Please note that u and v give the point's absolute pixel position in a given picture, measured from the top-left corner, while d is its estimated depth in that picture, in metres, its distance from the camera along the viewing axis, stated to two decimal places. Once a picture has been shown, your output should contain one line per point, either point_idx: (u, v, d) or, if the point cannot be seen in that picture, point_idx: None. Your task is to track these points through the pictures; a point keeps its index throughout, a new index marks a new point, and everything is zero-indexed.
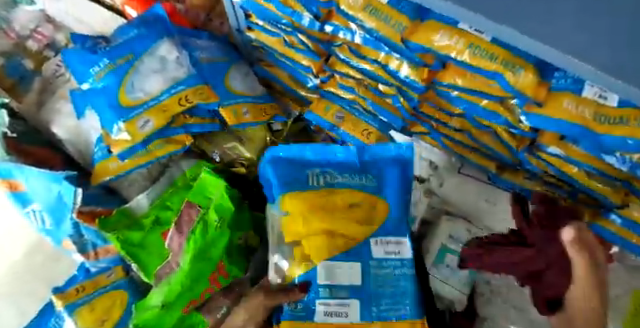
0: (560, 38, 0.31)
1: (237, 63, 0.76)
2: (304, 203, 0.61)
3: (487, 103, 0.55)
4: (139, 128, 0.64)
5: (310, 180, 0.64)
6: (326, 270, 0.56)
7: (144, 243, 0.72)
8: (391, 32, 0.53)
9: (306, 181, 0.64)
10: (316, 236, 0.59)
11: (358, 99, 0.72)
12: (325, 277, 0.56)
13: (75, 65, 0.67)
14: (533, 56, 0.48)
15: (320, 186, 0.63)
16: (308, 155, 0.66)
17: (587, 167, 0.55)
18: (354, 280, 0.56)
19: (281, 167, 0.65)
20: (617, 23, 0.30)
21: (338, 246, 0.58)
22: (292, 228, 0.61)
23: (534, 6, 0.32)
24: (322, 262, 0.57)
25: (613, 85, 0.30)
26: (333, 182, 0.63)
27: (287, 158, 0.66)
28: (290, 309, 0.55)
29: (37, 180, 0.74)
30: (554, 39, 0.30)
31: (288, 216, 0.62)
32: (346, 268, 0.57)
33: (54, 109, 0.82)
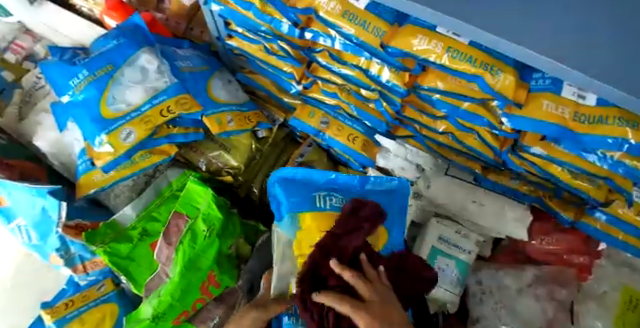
0: (538, 44, 0.33)
1: (219, 71, 0.76)
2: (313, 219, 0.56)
3: (469, 105, 0.56)
4: (122, 139, 0.63)
5: (318, 200, 0.58)
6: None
7: (132, 255, 0.71)
8: (370, 37, 0.53)
9: (313, 203, 0.58)
10: None
11: (341, 104, 0.70)
12: None
13: (55, 78, 0.66)
14: (510, 59, 0.50)
15: (328, 208, 0.57)
16: (314, 177, 0.61)
17: (570, 166, 0.57)
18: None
19: (290, 187, 0.60)
20: (582, 30, 0.33)
21: None
22: (300, 243, 0.56)
23: (506, 13, 0.34)
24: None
25: (584, 82, 0.33)
26: (338, 205, 0.57)
27: (294, 178, 0.61)
28: (294, 315, 0.54)
29: (21, 194, 0.72)
30: (526, 40, 0.33)
31: (301, 233, 0.57)
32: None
33: (34, 122, 0.81)
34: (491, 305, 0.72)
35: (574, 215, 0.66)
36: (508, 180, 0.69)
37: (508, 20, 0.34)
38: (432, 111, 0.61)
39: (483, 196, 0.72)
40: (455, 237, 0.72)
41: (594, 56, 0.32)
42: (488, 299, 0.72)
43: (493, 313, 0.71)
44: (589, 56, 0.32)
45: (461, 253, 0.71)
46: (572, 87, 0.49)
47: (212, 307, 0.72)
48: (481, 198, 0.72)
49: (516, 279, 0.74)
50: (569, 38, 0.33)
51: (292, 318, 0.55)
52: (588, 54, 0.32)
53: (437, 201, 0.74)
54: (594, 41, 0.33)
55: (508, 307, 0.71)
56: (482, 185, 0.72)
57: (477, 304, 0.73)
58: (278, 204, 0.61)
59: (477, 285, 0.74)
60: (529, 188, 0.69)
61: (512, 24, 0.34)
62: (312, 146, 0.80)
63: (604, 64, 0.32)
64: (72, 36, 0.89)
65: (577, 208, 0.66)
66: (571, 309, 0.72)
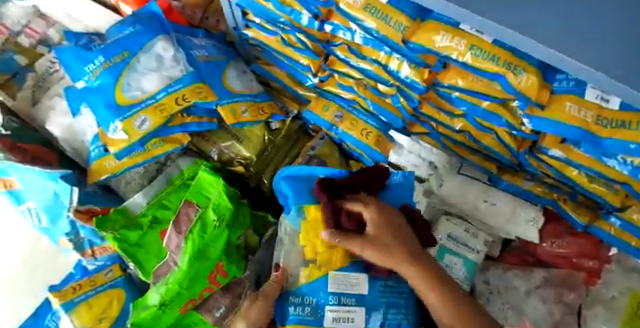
0: (563, 43, 0.31)
1: (234, 61, 0.75)
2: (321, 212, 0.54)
3: (488, 104, 0.55)
4: (136, 127, 0.63)
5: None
6: (334, 279, 0.53)
7: (141, 242, 0.71)
8: (392, 32, 0.53)
9: (318, 196, 0.56)
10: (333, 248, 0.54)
11: (358, 99, 0.70)
12: (334, 286, 0.52)
13: (70, 63, 0.65)
14: (534, 59, 0.49)
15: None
16: (318, 173, 0.59)
17: (589, 171, 0.56)
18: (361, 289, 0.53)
19: (294, 180, 0.58)
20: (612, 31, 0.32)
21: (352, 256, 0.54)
22: (308, 234, 0.55)
23: (532, 11, 0.33)
24: (331, 272, 0.53)
25: (613, 86, 0.31)
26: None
27: (298, 174, 0.59)
28: (295, 313, 0.51)
29: (32, 177, 0.72)
30: (554, 41, 0.31)
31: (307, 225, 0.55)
32: (351, 278, 0.53)
33: (48, 106, 0.81)
34: (498, 306, 0.71)
35: (588, 220, 0.66)
36: (523, 181, 0.68)
37: (531, 17, 0.33)
38: (450, 110, 0.60)
39: (495, 195, 0.71)
40: (464, 236, 0.73)
41: (619, 55, 0.31)
42: (496, 299, 0.72)
43: (500, 312, 0.71)
44: (616, 54, 0.31)
45: (469, 252, 0.72)
46: (596, 90, 0.48)
47: (219, 296, 0.71)
48: (493, 197, 0.71)
49: (525, 281, 0.74)
50: (594, 35, 0.31)
51: (300, 308, 0.51)
52: (615, 52, 0.31)
53: (448, 199, 0.73)
54: (622, 38, 0.31)
55: (515, 308, 0.71)
56: (497, 186, 0.71)
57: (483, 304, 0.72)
58: (284, 198, 0.59)
59: (485, 284, 0.74)
60: (543, 190, 0.68)
61: (533, 18, 0.32)
62: (324, 139, 0.79)
63: (631, 62, 0.31)
64: (85, 21, 0.87)
65: (591, 211, 0.66)
66: (579, 312, 0.71)
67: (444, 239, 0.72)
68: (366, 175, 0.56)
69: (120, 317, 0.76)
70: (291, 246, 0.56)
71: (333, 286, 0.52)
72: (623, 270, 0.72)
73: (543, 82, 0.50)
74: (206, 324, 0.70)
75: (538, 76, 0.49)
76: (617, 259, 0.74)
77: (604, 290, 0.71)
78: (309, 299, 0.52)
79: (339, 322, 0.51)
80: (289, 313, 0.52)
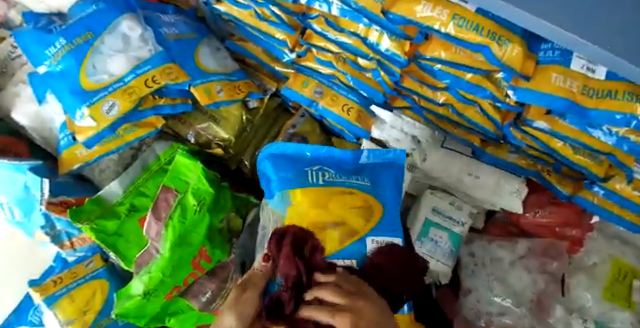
0: (550, 12, 0.29)
1: (207, 38, 0.71)
2: (305, 195, 0.53)
3: (472, 76, 0.54)
4: (105, 112, 0.59)
5: (310, 176, 0.55)
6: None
7: (120, 231, 0.69)
8: (370, 2, 0.50)
9: (304, 178, 0.55)
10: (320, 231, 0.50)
11: (337, 74, 0.67)
12: None
13: (30, 47, 0.61)
14: (519, 28, 0.48)
15: (321, 183, 0.54)
16: (305, 152, 0.58)
17: (574, 142, 0.55)
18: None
19: (281, 163, 0.57)
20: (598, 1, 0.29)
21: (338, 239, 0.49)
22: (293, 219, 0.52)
23: None
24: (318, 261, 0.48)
25: (602, 58, 0.29)
26: (331, 180, 0.55)
27: (284, 153, 0.58)
28: None
29: (1, 171, 0.69)
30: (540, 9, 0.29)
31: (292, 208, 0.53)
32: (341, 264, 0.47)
33: (12, 93, 0.76)
34: (483, 277, 0.72)
35: (571, 190, 0.66)
36: (506, 153, 0.67)
37: None
38: (433, 83, 0.58)
39: (479, 168, 0.70)
40: (449, 209, 0.73)
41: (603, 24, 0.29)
42: (481, 271, 0.73)
43: (485, 283, 0.72)
44: (598, 24, 0.29)
45: (454, 225, 0.72)
46: (582, 59, 0.46)
47: (204, 281, 0.71)
48: (477, 170, 0.70)
49: (509, 252, 0.74)
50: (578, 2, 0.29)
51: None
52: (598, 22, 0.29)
53: (432, 174, 0.71)
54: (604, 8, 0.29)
55: (500, 279, 0.72)
56: (481, 159, 0.70)
57: (469, 276, 0.73)
58: (268, 183, 0.58)
59: (470, 257, 0.75)
60: (527, 162, 0.67)
61: None
62: (305, 116, 0.77)
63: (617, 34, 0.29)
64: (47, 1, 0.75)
65: (575, 182, 0.65)
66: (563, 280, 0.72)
67: (431, 213, 0.72)
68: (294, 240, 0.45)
69: (105, 308, 0.75)
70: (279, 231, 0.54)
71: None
72: (605, 237, 0.74)
73: (528, 52, 0.48)
74: (193, 310, 0.71)
75: (524, 46, 0.47)
76: (600, 227, 0.76)
77: (584, 257, 0.73)
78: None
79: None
80: None
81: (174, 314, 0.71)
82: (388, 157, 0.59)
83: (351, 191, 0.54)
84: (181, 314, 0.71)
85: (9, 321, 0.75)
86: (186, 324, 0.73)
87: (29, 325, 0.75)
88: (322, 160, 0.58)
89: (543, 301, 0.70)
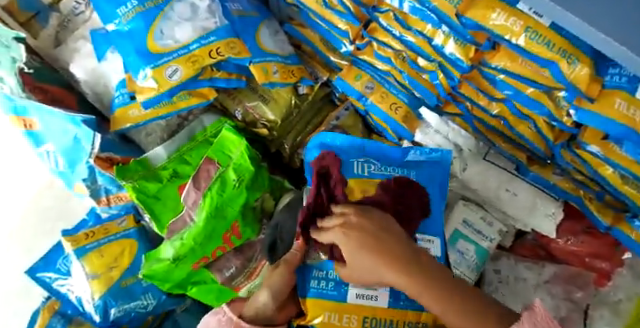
0: (620, 27, 0.26)
1: (268, 19, 0.73)
2: (354, 183, 0.54)
3: (532, 91, 0.54)
4: (167, 76, 0.61)
5: (357, 168, 0.56)
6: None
7: (159, 195, 0.71)
8: (445, 4, 0.50)
9: (351, 169, 0.55)
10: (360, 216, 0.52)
11: (393, 72, 0.68)
12: None
13: (101, 3, 0.63)
14: (590, 48, 0.46)
15: (366, 174, 0.55)
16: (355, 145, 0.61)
17: (623, 171, 0.53)
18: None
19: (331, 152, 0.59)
20: None
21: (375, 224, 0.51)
22: None
23: None
24: None
25: None
26: (377, 173, 0.56)
27: (334, 144, 0.60)
28: (316, 287, 0.51)
29: (53, 120, 0.71)
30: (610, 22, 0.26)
31: None
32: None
33: (71, 48, 0.79)
34: (506, 296, 0.72)
35: (610, 221, 0.64)
36: (550, 174, 0.67)
37: None
38: (491, 92, 0.58)
39: (517, 185, 0.70)
40: (480, 224, 0.73)
41: (606, 14, 0.26)
42: (504, 288, 0.73)
43: (506, 302, 0.72)
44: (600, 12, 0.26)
45: (483, 239, 0.72)
46: None
47: (230, 256, 0.73)
48: (515, 187, 0.70)
49: (535, 274, 0.75)
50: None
51: (320, 282, 0.51)
52: (600, 11, 0.26)
53: (470, 184, 0.72)
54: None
55: (523, 300, 0.72)
56: (523, 177, 0.70)
57: (490, 292, 0.73)
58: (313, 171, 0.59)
59: (495, 273, 0.75)
60: (571, 186, 0.66)
61: None
62: (349, 110, 0.78)
63: (617, 24, 0.26)
64: None
65: (615, 213, 0.64)
66: (585, 312, 0.71)
67: (461, 224, 0.73)
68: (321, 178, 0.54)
69: (132, 267, 0.76)
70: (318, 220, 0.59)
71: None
72: (634, 275, 0.70)
73: (594, 73, 0.47)
74: (215, 283, 0.72)
75: (593, 69, 0.46)
76: (631, 263, 0.72)
77: (611, 292, 0.71)
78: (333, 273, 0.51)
79: (362, 299, 0.50)
80: (310, 286, 0.52)
81: (197, 284, 0.72)
82: (434, 156, 0.61)
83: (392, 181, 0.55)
84: (203, 285, 0.72)
85: (38, 266, 0.78)
86: (207, 296, 0.73)
87: (56, 272, 0.77)
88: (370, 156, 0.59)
89: None
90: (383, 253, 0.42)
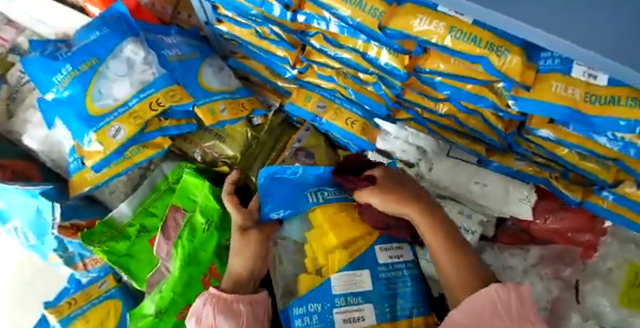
0: (572, 27, 0.26)
1: (210, 57, 0.73)
2: (323, 216, 0.57)
3: (472, 87, 0.54)
4: (111, 137, 0.62)
5: (310, 197, 0.59)
6: (336, 281, 0.54)
7: (131, 252, 0.71)
8: (368, 19, 0.50)
9: (306, 201, 0.58)
10: (333, 252, 0.55)
11: (339, 88, 0.69)
12: (339, 286, 0.53)
13: (36, 73, 0.62)
14: (518, 38, 0.46)
15: (322, 201, 0.58)
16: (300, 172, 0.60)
17: (580, 149, 0.54)
18: (367, 286, 0.54)
19: (283, 188, 0.59)
20: (618, 15, 0.26)
21: (349, 255, 0.55)
22: (314, 241, 0.57)
23: None
24: (333, 275, 0.54)
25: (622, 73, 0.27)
26: (332, 198, 0.59)
27: (284, 176, 0.59)
28: (304, 324, 0.52)
29: (15, 197, 0.72)
30: (561, 28, 0.26)
31: (314, 230, 0.57)
32: (354, 276, 0.54)
33: (22, 119, 0.78)
34: None
35: (580, 196, 0.64)
36: (512, 161, 0.67)
37: None
38: (435, 95, 0.58)
39: (486, 176, 0.70)
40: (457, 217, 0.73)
41: (617, 17, 0.26)
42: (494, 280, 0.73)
43: None
44: (613, 16, 0.26)
45: (464, 233, 0.71)
46: (583, 66, 0.45)
47: None
48: (484, 178, 0.70)
49: (521, 259, 0.74)
50: (593, 2, 0.26)
51: (305, 319, 0.52)
52: (612, 15, 0.26)
53: (439, 183, 0.72)
54: (619, 2, 0.27)
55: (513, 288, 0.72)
56: (488, 167, 0.69)
57: None
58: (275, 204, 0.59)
59: None
60: (535, 169, 0.66)
61: None
62: (310, 130, 0.77)
63: (629, 22, 0.26)
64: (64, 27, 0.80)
65: (583, 188, 0.64)
66: (577, 287, 0.71)
67: None
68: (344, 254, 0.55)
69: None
70: (292, 258, 0.57)
71: (339, 287, 0.53)
72: (618, 243, 0.71)
73: (527, 61, 0.47)
74: None
75: (524, 56, 0.46)
76: (612, 231, 0.73)
77: (597, 263, 0.72)
78: (314, 306, 0.53)
79: (350, 323, 0.52)
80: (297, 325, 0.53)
81: None
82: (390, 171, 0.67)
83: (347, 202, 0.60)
84: None
85: None
86: None
87: None
88: (319, 180, 0.61)
89: (557, 309, 0.70)
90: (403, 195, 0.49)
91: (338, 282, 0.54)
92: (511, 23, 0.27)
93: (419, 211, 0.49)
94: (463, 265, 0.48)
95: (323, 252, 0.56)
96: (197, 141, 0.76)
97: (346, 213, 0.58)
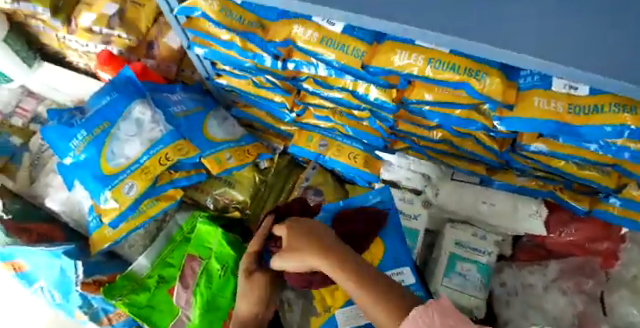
0: (574, 56, 0.31)
1: (214, 109, 0.78)
2: None
3: (460, 112, 0.55)
4: (125, 193, 0.66)
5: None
6: (341, 317, 0.58)
7: (152, 303, 0.73)
8: (350, 59, 0.54)
9: None
10: (336, 289, 0.59)
11: (337, 126, 0.72)
12: (343, 322, 0.58)
13: (54, 141, 0.67)
14: (496, 62, 0.49)
15: None
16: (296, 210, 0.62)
17: (575, 159, 0.55)
18: (369, 317, 0.58)
19: None
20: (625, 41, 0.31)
21: (351, 289, 0.59)
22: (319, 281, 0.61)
23: (526, 23, 0.32)
24: (337, 310, 0.58)
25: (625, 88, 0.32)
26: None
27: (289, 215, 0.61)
28: None
29: (37, 258, 0.74)
30: (565, 57, 0.31)
31: None
32: (355, 310, 0.58)
33: (44, 183, 0.84)
34: (519, 307, 0.69)
35: (588, 205, 0.64)
36: (514, 178, 0.68)
37: (526, 32, 0.32)
38: (426, 123, 0.61)
39: (492, 196, 0.70)
40: (472, 240, 0.69)
41: (622, 42, 0.31)
42: (515, 300, 0.71)
43: (522, 314, 0.69)
44: (617, 40, 0.31)
45: (481, 255, 0.68)
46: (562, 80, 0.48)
47: None
48: (491, 198, 0.70)
49: (541, 276, 0.72)
50: (595, 29, 0.31)
51: None
52: (617, 40, 0.31)
53: (447, 208, 0.71)
54: (619, 26, 0.31)
55: (536, 307, 0.69)
56: (491, 186, 0.71)
57: (503, 308, 0.70)
58: None
59: (501, 287, 0.72)
60: (538, 183, 0.67)
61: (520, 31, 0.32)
62: (316, 168, 0.80)
63: (633, 47, 0.31)
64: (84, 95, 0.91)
65: (589, 197, 0.65)
66: (602, 300, 0.70)
67: (454, 247, 0.69)
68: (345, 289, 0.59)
69: None
70: (302, 295, 0.61)
71: (342, 322, 0.58)
72: (638, 248, 0.71)
73: (508, 81, 0.50)
74: None
75: (503, 77, 0.49)
76: (630, 237, 0.72)
77: (619, 270, 0.71)
78: None
79: None
80: None
81: None
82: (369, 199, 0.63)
83: None
84: None
85: None
86: None
87: None
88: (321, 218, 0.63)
89: (585, 326, 0.67)
90: (312, 241, 0.47)
91: (342, 317, 0.58)
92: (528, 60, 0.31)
93: (326, 257, 0.45)
94: (389, 306, 0.42)
95: (326, 290, 0.60)
96: (210, 189, 0.79)
97: None
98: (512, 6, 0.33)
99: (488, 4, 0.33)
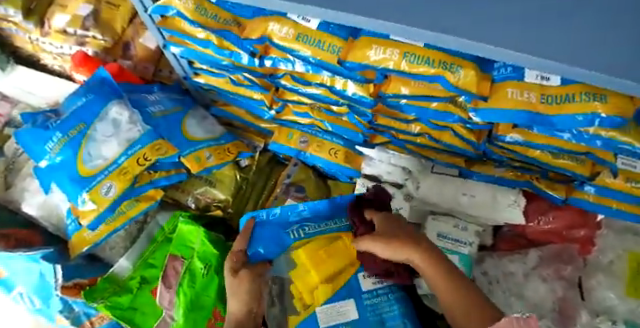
0: (563, 50, 0.31)
1: (193, 109, 0.77)
2: (302, 252, 0.60)
3: (437, 105, 0.55)
4: (103, 194, 0.65)
5: (292, 233, 0.62)
6: (322, 314, 0.56)
7: (135, 305, 0.72)
8: (327, 55, 0.54)
9: (287, 237, 0.62)
10: (315, 288, 0.58)
11: (316, 123, 0.72)
12: (323, 320, 0.56)
13: (29, 144, 0.66)
14: (469, 54, 0.50)
15: (303, 236, 0.62)
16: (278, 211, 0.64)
17: (549, 148, 0.56)
18: (352, 315, 0.57)
19: (270, 228, 0.63)
20: (620, 38, 0.31)
21: (331, 287, 0.58)
22: (297, 280, 0.59)
23: (525, 26, 0.32)
24: (318, 308, 0.56)
25: (614, 83, 0.31)
26: (313, 232, 0.62)
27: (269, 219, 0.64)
28: None
29: (17, 263, 0.73)
30: (554, 52, 0.31)
31: (297, 268, 0.60)
32: (338, 308, 0.57)
33: (19, 188, 0.82)
34: (501, 295, 0.70)
35: (564, 193, 0.66)
36: (492, 169, 0.70)
37: (511, 29, 0.32)
38: (404, 117, 0.62)
39: (472, 187, 0.71)
40: (454, 231, 0.69)
41: (621, 41, 0.31)
42: (496, 288, 0.71)
43: (504, 302, 0.70)
44: (616, 39, 0.31)
45: (463, 246, 0.68)
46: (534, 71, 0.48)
47: None
48: (471, 189, 0.71)
49: (521, 264, 0.73)
50: (595, 32, 0.32)
51: None
52: (616, 38, 0.31)
53: (429, 200, 0.72)
54: (617, 24, 0.32)
55: (518, 295, 0.70)
56: (471, 178, 0.71)
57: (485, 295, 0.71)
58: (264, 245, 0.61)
59: (484, 275, 0.73)
60: (515, 173, 0.68)
61: (517, 33, 0.32)
62: (298, 165, 0.79)
63: (632, 46, 0.31)
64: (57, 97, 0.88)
65: (565, 185, 0.66)
66: (580, 285, 0.71)
67: (437, 239, 0.69)
68: (325, 289, 0.57)
69: None
70: (281, 294, 0.59)
71: (323, 320, 0.56)
72: (614, 233, 0.72)
73: (482, 73, 0.51)
74: None
75: (476, 70, 0.49)
76: (606, 223, 0.74)
77: (597, 256, 0.72)
78: None
79: None
80: None
81: None
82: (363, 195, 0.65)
83: (326, 236, 0.62)
84: None
85: None
86: None
87: None
88: (300, 220, 0.64)
89: (565, 311, 0.68)
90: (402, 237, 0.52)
91: (323, 315, 0.56)
92: (510, 54, 0.32)
93: (420, 252, 0.50)
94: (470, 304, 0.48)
95: (306, 289, 0.58)
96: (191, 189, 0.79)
97: (323, 250, 0.60)
98: (512, 8, 0.33)
99: (489, 4, 0.34)
